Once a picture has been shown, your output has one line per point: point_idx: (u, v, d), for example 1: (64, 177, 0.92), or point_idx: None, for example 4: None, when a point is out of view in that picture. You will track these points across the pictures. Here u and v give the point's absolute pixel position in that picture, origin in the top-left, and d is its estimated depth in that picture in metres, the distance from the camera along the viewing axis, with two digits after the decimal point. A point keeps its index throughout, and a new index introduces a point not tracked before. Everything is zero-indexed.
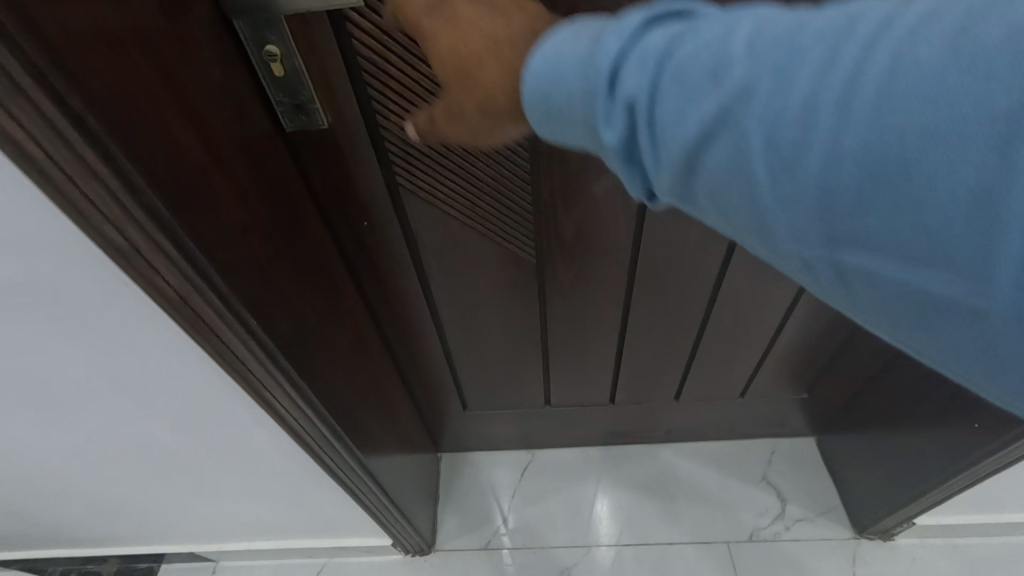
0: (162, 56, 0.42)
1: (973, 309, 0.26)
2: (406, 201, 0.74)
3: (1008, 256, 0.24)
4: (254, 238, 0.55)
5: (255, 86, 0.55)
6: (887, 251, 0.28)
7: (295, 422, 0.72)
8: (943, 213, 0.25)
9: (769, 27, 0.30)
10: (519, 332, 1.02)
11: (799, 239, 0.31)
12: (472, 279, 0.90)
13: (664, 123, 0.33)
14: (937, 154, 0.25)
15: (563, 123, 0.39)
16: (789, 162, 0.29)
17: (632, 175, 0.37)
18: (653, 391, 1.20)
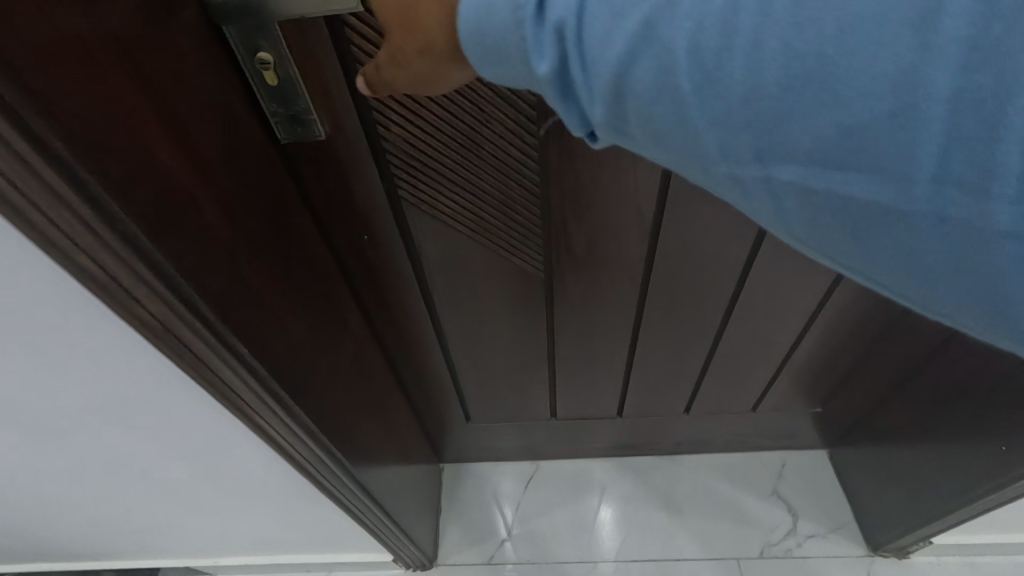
0: (140, 69, 0.38)
1: (894, 207, 0.29)
2: (409, 214, 0.71)
3: (924, 154, 0.27)
4: (244, 261, 0.51)
5: (248, 97, 0.51)
6: (816, 161, 0.30)
7: (293, 449, 0.68)
8: (869, 119, 0.28)
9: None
10: (525, 345, 0.99)
11: (733, 156, 0.32)
12: (477, 293, 0.86)
13: (596, 49, 0.34)
14: (859, 62, 0.27)
15: (492, 59, 0.39)
16: (722, 81, 0.31)
17: (566, 106, 0.38)
18: (663, 404, 1.17)
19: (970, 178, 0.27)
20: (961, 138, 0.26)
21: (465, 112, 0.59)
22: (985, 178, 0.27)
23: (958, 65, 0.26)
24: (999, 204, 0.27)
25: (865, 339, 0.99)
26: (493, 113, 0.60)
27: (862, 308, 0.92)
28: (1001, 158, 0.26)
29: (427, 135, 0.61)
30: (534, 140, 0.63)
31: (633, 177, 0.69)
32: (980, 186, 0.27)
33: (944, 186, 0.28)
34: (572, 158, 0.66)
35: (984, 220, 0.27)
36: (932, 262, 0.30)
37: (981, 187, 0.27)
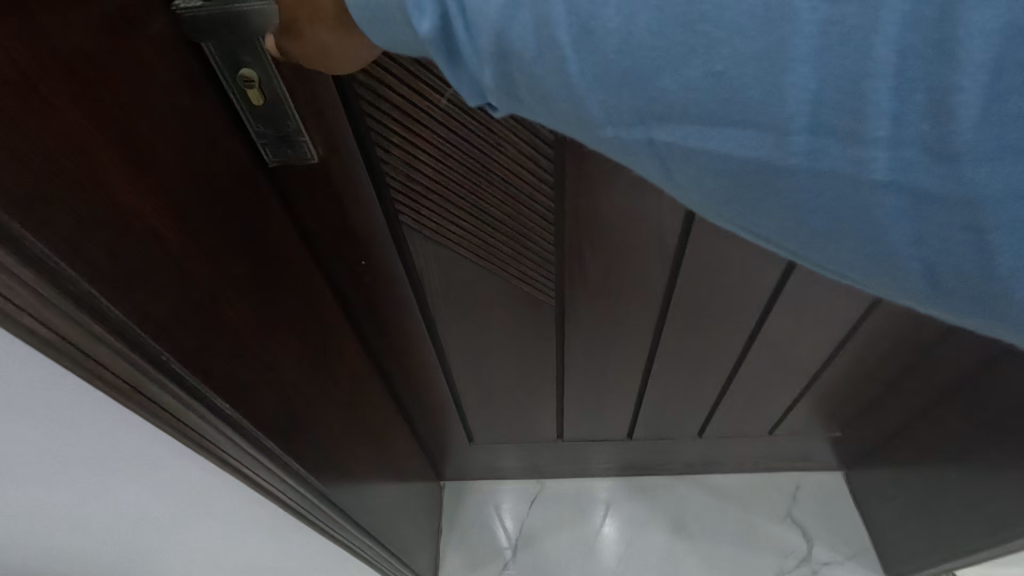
0: (93, 97, 0.32)
1: (778, 163, 0.27)
2: (409, 237, 0.66)
3: (801, 100, 0.25)
4: (228, 304, 0.45)
5: (233, 125, 0.45)
6: (698, 115, 0.27)
7: (293, 500, 0.62)
8: (744, 62, 0.25)
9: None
10: (533, 369, 0.94)
11: (617, 117, 0.29)
12: (483, 317, 0.81)
13: (472, 0, 0.29)
14: (724, 2, 0.25)
15: (382, 19, 0.33)
16: (597, 32, 0.27)
17: (455, 74, 0.33)
18: (676, 427, 1.12)
19: (844, 124, 0.25)
20: (838, 79, 0.24)
21: (471, 133, 0.56)
22: (865, 122, 0.25)
23: None
24: (881, 148, 0.25)
25: (892, 365, 0.94)
26: (503, 135, 0.56)
27: (892, 334, 0.87)
28: (878, 100, 0.24)
29: (430, 157, 0.57)
30: (548, 164, 0.59)
31: (655, 200, 0.63)
32: (858, 131, 0.25)
33: (818, 134, 0.25)
34: (589, 181, 0.61)
35: (870, 168, 0.25)
36: (821, 219, 0.28)
37: (862, 135, 0.25)
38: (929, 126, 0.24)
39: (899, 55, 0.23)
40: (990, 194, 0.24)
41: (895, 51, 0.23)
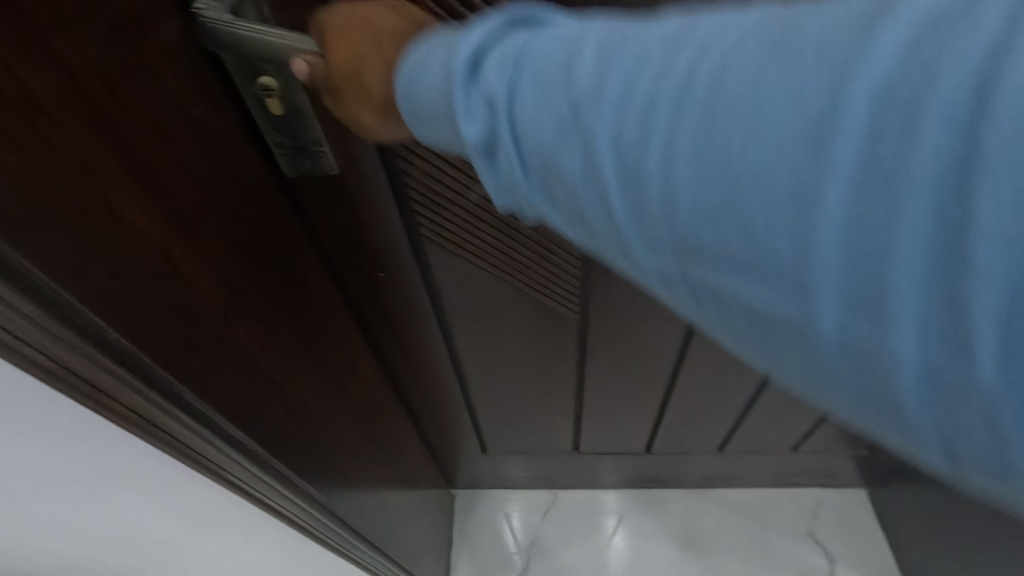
0: (103, 112, 0.30)
1: (803, 322, 0.24)
2: (428, 249, 0.64)
3: (826, 260, 0.22)
4: (241, 351, 0.43)
5: (253, 136, 0.42)
6: (722, 260, 0.25)
7: (306, 520, 0.60)
8: (773, 220, 0.22)
9: (614, 25, 0.28)
10: (551, 382, 0.91)
11: (641, 247, 0.27)
12: (502, 329, 0.78)
13: (526, 129, 0.28)
14: (756, 146, 0.22)
15: (430, 123, 0.32)
16: (641, 177, 0.25)
17: (490, 178, 0.32)
18: (695, 441, 1.08)
19: (868, 300, 0.22)
20: (864, 241, 0.21)
21: None
22: (894, 291, 0.21)
23: (855, 168, 0.21)
24: (912, 320, 0.21)
25: None
26: None
27: None
28: (899, 289, 0.21)
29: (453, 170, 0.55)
30: None
31: None
32: (887, 299, 0.21)
33: (848, 309, 0.22)
34: None
35: (898, 338, 0.21)
36: (855, 384, 0.24)
37: (889, 319, 0.21)
38: (942, 317, 0.20)
39: (922, 244, 0.20)
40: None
41: (929, 215, 0.20)
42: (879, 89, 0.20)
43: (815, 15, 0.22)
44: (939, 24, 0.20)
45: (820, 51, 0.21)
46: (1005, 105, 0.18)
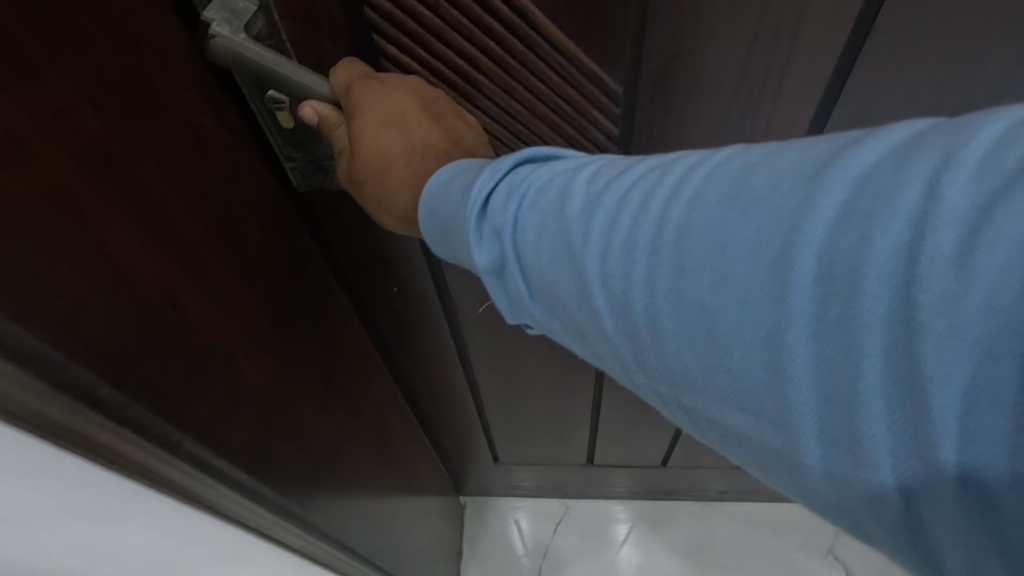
0: (91, 137, 0.26)
1: (792, 457, 0.24)
2: (446, 265, 0.61)
3: (803, 400, 0.23)
4: (258, 408, 0.43)
5: (261, 150, 0.38)
6: (712, 391, 0.26)
7: (315, 553, 0.57)
8: (752, 359, 0.24)
9: (602, 169, 0.31)
10: (566, 396, 0.88)
11: (636, 366, 0.29)
12: (519, 345, 0.75)
13: (530, 258, 0.31)
14: (722, 287, 0.24)
15: (447, 247, 0.35)
16: (630, 305, 0.28)
17: (497, 293, 0.34)
18: (713, 456, 1.05)
19: (839, 433, 0.22)
20: (834, 378, 0.22)
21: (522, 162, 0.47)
22: (863, 426, 0.22)
23: (817, 313, 0.22)
24: (888, 450, 0.21)
25: None
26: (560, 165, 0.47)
27: None
28: (871, 428, 0.21)
29: None
30: None
31: None
32: (860, 435, 0.22)
33: (825, 443, 0.23)
34: None
35: (876, 471, 0.22)
36: (854, 518, 0.24)
37: (864, 453, 0.22)
38: (913, 450, 0.21)
39: (882, 380, 0.21)
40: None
41: (885, 353, 0.21)
42: (829, 235, 0.22)
43: (767, 165, 0.25)
44: (872, 175, 0.22)
45: (769, 200, 0.24)
46: (945, 254, 0.19)
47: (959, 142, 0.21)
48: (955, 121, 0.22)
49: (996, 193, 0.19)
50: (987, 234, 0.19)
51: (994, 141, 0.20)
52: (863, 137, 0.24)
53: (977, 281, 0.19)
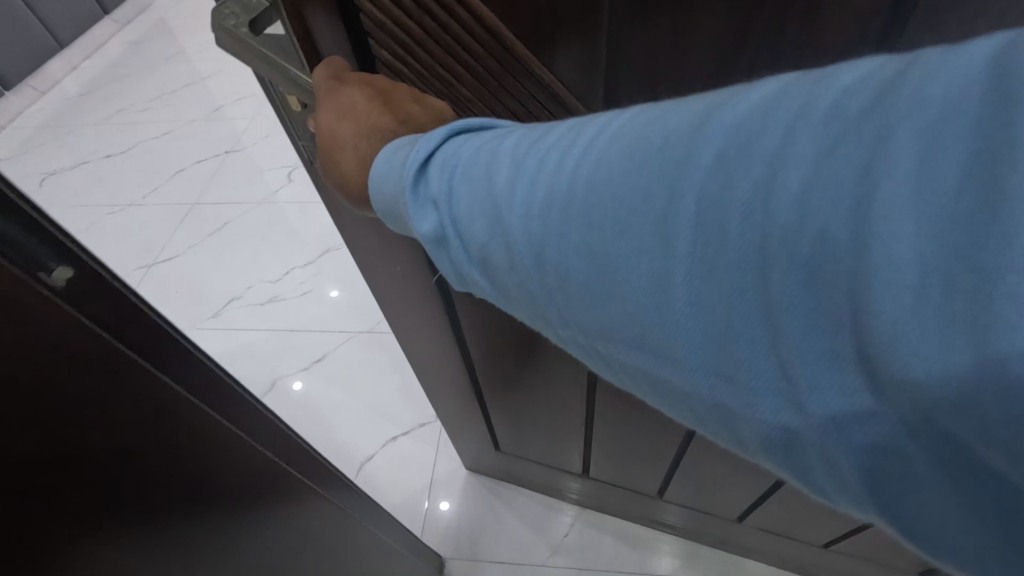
0: None
1: (680, 398, 0.19)
2: None
3: (691, 360, 0.17)
4: (137, 538, 0.35)
5: (82, 287, 0.32)
6: (615, 339, 0.19)
7: None
8: (647, 326, 0.18)
9: (521, 131, 0.23)
10: (558, 400, 0.85)
11: (564, 335, 0.22)
12: (508, 340, 0.73)
13: (471, 226, 0.22)
14: (620, 235, 0.17)
15: (397, 216, 0.28)
16: (544, 262, 0.20)
17: (438, 257, 0.25)
18: (714, 504, 0.95)
19: (737, 375, 0.16)
20: (707, 330, 0.16)
21: None
22: (734, 358, 0.16)
23: (690, 270, 0.16)
24: (749, 392, 0.16)
25: None
26: None
27: None
28: (746, 388, 0.16)
29: None
30: None
31: None
32: (732, 376, 0.16)
33: (720, 403, 0.17)
34: None
35: (752, 402, 0.16)
36: (745, 448, 0.19)
37: (743, 404, 0.17)
38: (786, 412, 0.16)
39: (755, 345, 0.16)
40: (897, 461, 0.14)
41: (751, 312, 0.15)
42: (705, 178, 0.16)
43: (654, 115, 0.18)
44: (748, 122, 0.15)
45: (658, 156, 0.17)
46: (792, 190, 0.14)
47: (822, 83, 0.15)
48: (818, 69, 0.16)
49: (838, 135, 0.14)
50: (827, 171, 0.14)
51: (847, 88, 0.14)
52: (732, 93, 0.17)
53: (813, 218, 0.14)
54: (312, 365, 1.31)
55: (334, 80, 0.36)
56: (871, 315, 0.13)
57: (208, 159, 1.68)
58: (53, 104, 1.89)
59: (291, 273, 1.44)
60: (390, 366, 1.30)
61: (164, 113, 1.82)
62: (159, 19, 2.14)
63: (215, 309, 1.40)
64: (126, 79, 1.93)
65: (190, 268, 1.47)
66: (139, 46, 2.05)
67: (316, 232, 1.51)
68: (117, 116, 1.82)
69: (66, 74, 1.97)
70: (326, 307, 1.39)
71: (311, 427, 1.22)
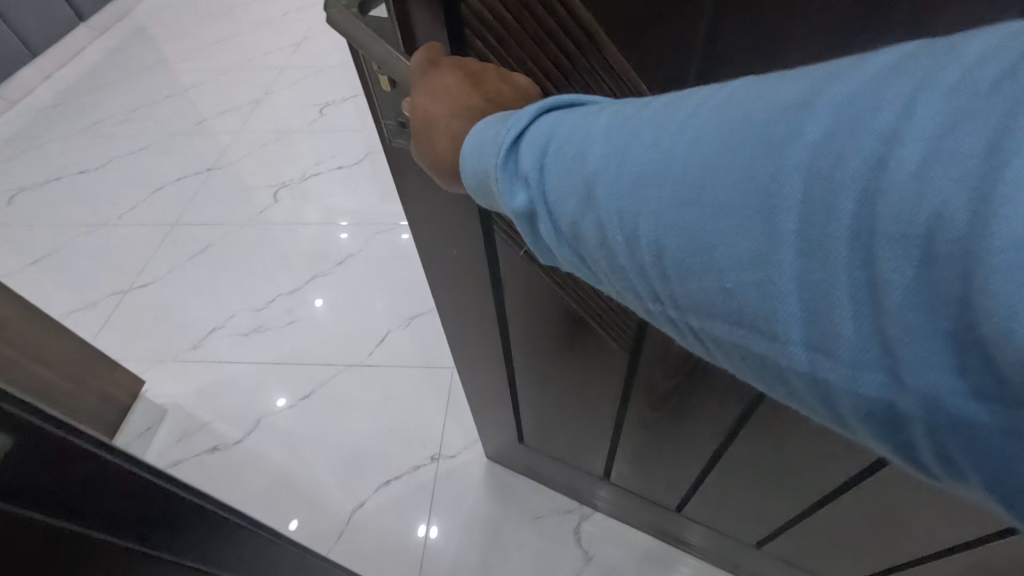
0: None
1: (775, 372, 0.20)
2: (499, 240, 0.63)
3: (786, 331, 0.18)
4: None
5: None
6: (706, 311, 0.20)
7: None
8: (744, 299, 0.19)
9: (612, 107, 0.24)
10: (587, 401, 0.87)
11: (650, 307, 0.23)
12: (547, 330, 0.75)
13: (562, 201, 0.24)
14: (720, 212, 0.19)
15: (484, 190, 0.29)
16: (635, 236, 0.21)
17: (527, 231, 0.27)
18: (734, 524, 0.93)
19: (832, 347, 0.17)
20: (809, 303, 0.17)
21: None
22: (835, 334, 0.17)
23: (796, 246, 0.17)
24: (849, 367, 0.17)
25: None
26: None
27: None
28: (840, 358, 0.17)
29: None
30: None
31: None
32: (832, 351, 0.17)
33: (810, 372, 0.18)
34: None
35: (846, 371, 0.17)
36: (838, 420, 0.20)
37: (834, 372, 0.18)
38: (880, 379, 0.17)
39: (855, 316, 0.16)
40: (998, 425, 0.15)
41: (852, 285, 0.16)
42: (812, 156, 0.16)
43: (760, 92, 0.19)
44: (857, 99, 0.16)
45: (764, 134, 0.18)
46: (908, 166, 0.15)
47: (940, 62, 0.15)
48: (939, 40, 0.16)
49: (963, 112, 0.14)
50: (949, 147, 0.14)
51: (974, 62, 0.14)
52: (843, 68, 0.17)
53: (931, 195, 0.14)
54: (301, 401, 1.30)
55: (430, 65, 0.37)
56: (987, 289, 0.14)
57: (190, 176, 1.79)
58: (26, 115, 2.10)
59: (278, 299, 1.48)
60: (396, 385, 1.32)
61: (137, 123, 2.00)
62: (151, 44, 2.35)
63: (197, 340, 1.41)
64: (103, 88, 2.17)
65: (161, 290, 1.52)
66: (116, 53, 2.33)
67: (304, 254, 1.56)
68: (93, 125, 2.02)
69: (40, 82, 2.20)
70: (317, 321, 1.43)
71: (294, 464, 1.21)
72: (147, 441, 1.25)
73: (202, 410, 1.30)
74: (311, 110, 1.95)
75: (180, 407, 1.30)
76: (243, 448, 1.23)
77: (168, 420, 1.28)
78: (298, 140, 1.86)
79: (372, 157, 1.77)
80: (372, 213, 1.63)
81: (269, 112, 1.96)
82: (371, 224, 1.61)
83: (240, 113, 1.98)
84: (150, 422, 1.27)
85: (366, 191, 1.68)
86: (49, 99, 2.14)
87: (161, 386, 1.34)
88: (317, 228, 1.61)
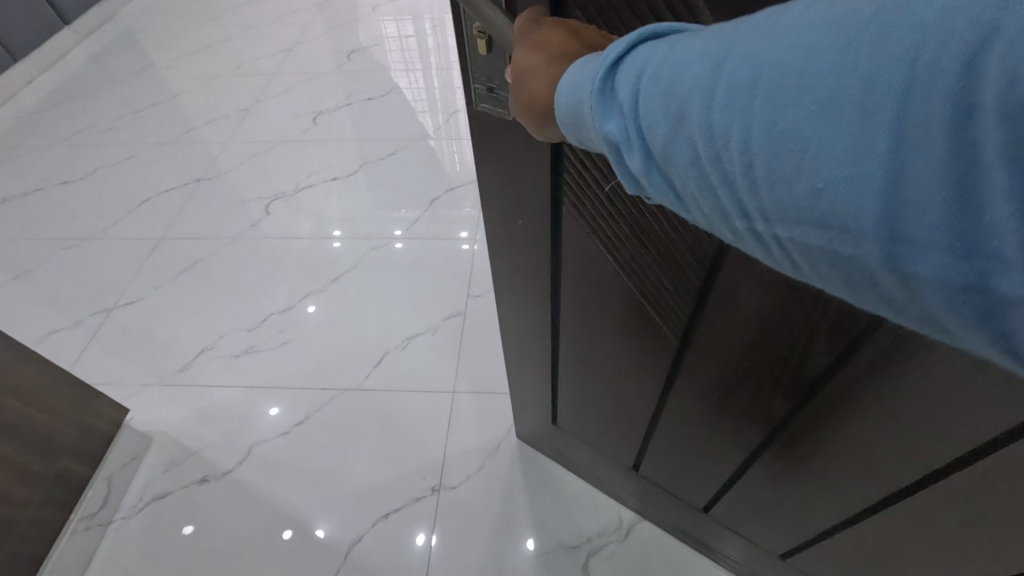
0: None
1: (862, 273, 0.21)
2: (564, 212, 0.65)
3: (875, 225, 0.19)
4: None
5: None
6: (794, 214, 0.21)
7: None
8: (835, 197, 0.20)
9: (712, 29, 0.25)
10: (625, 387, 0.88)
11: (738, 220, 0.24)
12: (596, 310, 0.76)
13: (652, 120, 0.25)
14: (817, 113, 0.20)
15: (576, 124, 0.31)
16: (728, 146, 0.23)
17: (616, 159, 0.29)
18: (759, 532, 0.92)
19: (919, 236, 0.18)
20: (899, 194, 0.18)
21: None
22: (924, 221, 0.18)
23: (892, 138, 0.18)
24: (940, 255, 0.18)
25: None
26: None
27: None
28: (928, 246, 0.18)
29: None
30: None
31: None
32: (922, 241, 0.18)
33: (897, 263, 0.19)
34: None
35: (931, 258, 0.18)
36: (925, 316, 0.20)
37: (921, 261, 0.18)
38: (967, 264, 0.17)
39: (947, 201, 0.17)
40: None
41: (948, 172, 0.17)
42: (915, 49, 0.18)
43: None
44: None
45: (870, 35, 0.19)
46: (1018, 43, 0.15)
47: None
48: None
49: None
50: None
51: None
52: None
53: None
54: (292, 429, 1.31)
55: (535, 22, 0.40)
56: None
57: (178, 187, 1.90)
58: (10, 119, 2.24)
59: (269, 318, 1.52)
60: (416, 369, 1.39)
61: (126, 132, 2.15)
62: (146, 59, 2.54)
63: (184, 363, 1.43)
64: (90, 97, 2.35)
65: (146, 308, 1.56)
66: (101, 58, 2.57)
67: (301, 273, 1.62)
68: (87, 133, 2.16)
69: (24, 83, 2.38)
70: (309, 323, 1.50)
71: (267, 484, 1.22)
72: (133, 471, 1.24)
73: (187, 439, 1.30)
74: (304, 118, 2.13)
75: (164, 435, 1.30)
76: (233, 479, 1.23)
77: (154, 451, 1.28)
78: (284, 148, 2.00)
79: (365, 167, 1.91)
80: (367, 222, 1.74)
81: (254, 120, 2.14)
82: (363, 236, 1.70)
83: (229, 120, 2.15)
84: (136, 451, 1.27)
85: (360, 200, 1.80)
86: (34, 103, 2.33)
87: (145, 413, 1.34)
88: (305, 243, 1.69)
